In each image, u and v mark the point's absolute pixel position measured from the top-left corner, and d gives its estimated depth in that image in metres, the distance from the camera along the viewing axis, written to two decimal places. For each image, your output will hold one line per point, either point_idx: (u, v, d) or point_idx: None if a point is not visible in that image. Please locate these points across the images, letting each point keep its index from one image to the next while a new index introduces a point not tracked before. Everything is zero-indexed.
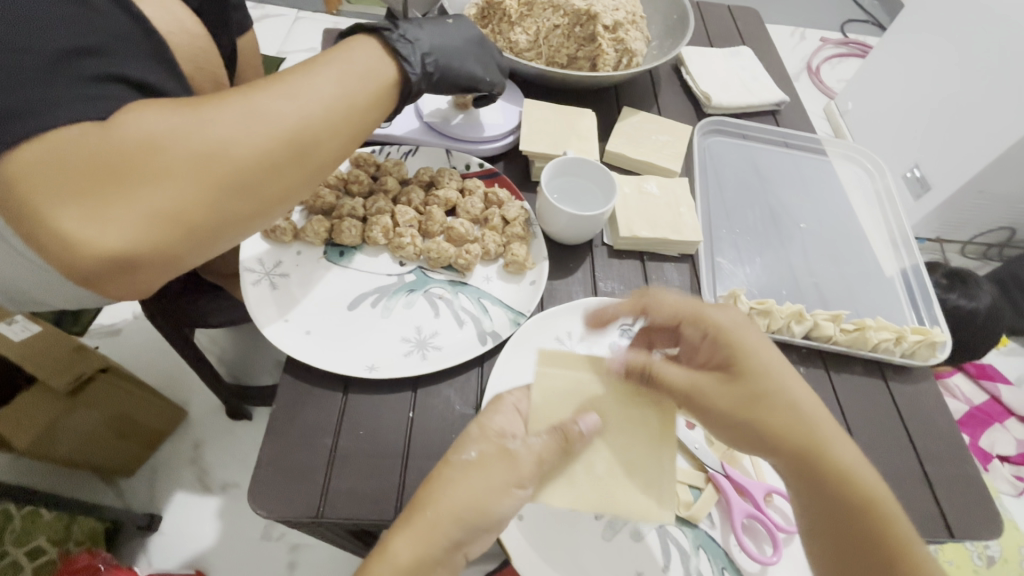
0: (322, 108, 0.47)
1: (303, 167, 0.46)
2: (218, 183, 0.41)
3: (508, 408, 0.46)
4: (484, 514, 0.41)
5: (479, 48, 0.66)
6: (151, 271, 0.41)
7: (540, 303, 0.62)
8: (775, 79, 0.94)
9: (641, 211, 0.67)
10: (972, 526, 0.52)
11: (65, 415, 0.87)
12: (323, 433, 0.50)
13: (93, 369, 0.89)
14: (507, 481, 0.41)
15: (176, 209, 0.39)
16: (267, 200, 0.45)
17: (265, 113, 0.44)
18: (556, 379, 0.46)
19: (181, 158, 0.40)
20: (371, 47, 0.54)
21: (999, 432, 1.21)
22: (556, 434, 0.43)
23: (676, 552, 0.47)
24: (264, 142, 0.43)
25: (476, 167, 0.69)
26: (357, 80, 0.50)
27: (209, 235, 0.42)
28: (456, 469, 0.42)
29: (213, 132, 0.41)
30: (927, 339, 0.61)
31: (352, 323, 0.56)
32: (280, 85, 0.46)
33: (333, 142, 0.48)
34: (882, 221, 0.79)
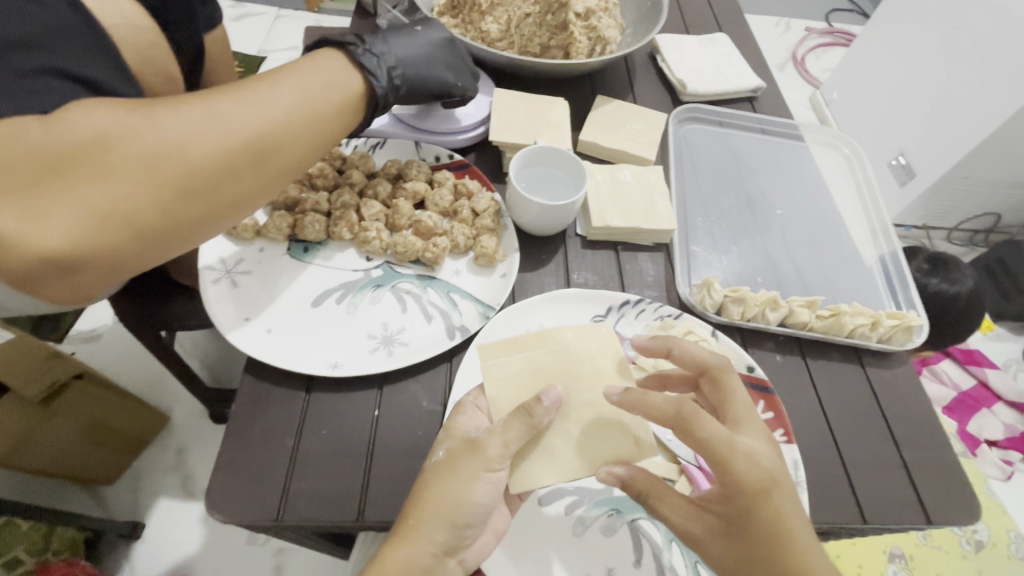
0: (286, 115, 0.46)
1: (264, 172, 0.46)
2: (171, 185, 0.40)
3: (469, 406, 0.47)
4: (462, 508, 0.41)
5: (450, 51, 0.64)
6: (97, 275, 0.40)
7: (511, 295, 0.61)
8: (753, 65, 0.93)
9: (614, 201, 0.66)
10: (951, 512, 0.52)
11: (40, 425, 0.85)
12: (284, 434, 0.48)
13: (68, 376, 0.87)
14: (476, 468, 0.42)
15: (124, 210, 0.38)
16: (224, 204, 0.44)
17: (224, 115, 0.43)
18: (504, 368, 0.48)
19: (132, 156, 0.38)
20: (338, 59, 0.53)
21: (987, 417, 1.21)
22: (520, 415, 0.43)
23: (648, 546, 0.46)
24: (221, 145, 0.42)
25: (446, 159, 0.68)
26: (323, 89, 0.50)
27: (160, 239, 0.41)
28: (431, 472, 0.42)
29: (169, 133, 0.40)
30: (903, 324, 0.59)
31: (315, 321, 0.54)
32: (242, 88, 0.45)
33: (297, 149, 0.47)
34: (860, 206, 0.78)
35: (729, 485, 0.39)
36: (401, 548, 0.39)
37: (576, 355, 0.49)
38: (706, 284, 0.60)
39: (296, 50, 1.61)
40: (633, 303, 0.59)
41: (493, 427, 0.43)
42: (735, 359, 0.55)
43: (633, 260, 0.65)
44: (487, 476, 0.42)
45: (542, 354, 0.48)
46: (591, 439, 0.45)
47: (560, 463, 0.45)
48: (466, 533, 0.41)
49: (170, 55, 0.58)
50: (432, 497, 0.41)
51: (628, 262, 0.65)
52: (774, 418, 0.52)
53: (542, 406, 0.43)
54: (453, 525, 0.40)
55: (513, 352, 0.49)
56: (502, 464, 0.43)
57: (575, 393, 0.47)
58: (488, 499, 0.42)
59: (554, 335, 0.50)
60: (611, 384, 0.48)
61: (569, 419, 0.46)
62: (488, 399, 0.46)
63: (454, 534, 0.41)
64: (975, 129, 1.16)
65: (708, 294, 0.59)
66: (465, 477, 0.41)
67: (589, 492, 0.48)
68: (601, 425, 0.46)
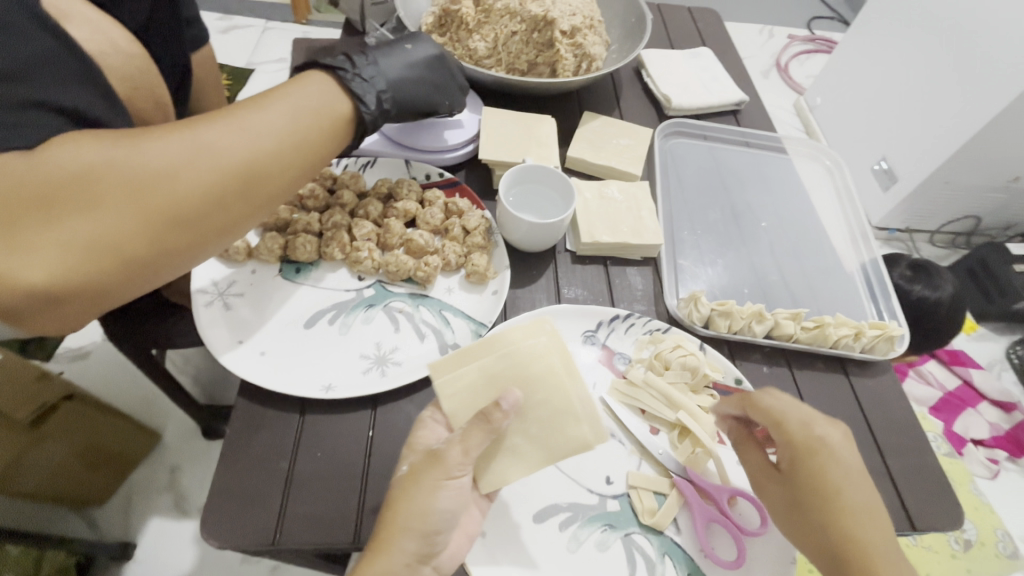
0: (274, 141, 0.47)
1: (253, 199, 0.46)
2: (158, 214, 0.40)
3: (427, 420, 0.48)
4: (427, 517, 0.42)
5: (439, 66, 0.63)
6: (83, 304, 0.40)
7: (503, 312, 0.61)
8: (736, 78, 0.95)
9: (603, 217, 0.67)
10: (935, 517, 0.53)
11: (32, 448, 0.84)
12: (279, 457, 0.49)
13: (56, 397, 0.88)
14: (438, 478, 0.43)
15: (111, 240, 0.38)
16: (212, 232, 0.44)
17: (212, 143, 0.43)
18: (455, 384, 0.47)
19: (120, 189, 0.39)
20: (327, 84, 0.53)
21: (972, 417, 1.24)
22: (478, 421, 0.44)
23: (641, 561, 0.47)
24: (209, 173, 0.43)
25: (437, 177, 0.69)
26: (311, 115, 0.50)
27: (147, 267, 0.41)
28: (397, 488, 0.44)
29: (156, 163, 0.41)
30: (885, 334, 0.61)
31: (309, 343, 0.55)
32: (229, 117, 0.46)
33: (285, 176, 0.48)
34: (841, 216, 0.80)
35: (785, 445, 0.47)
36: (377, 561, 0.41)
37: (526, 357, 0.48)
38: (695, 298, 0.61)
39: (286, 64, 1.61)
40: (623, 318, 0.60)
41: (452, 437, 0.44)
42: (723, 371, 0.56)
43: (621, 275, 0.66)
44: (450, 483, 0.44)
45: (494, 360, 0.48)
46: (549, 437, 0.47)
47: (528, 459, 0.47)
48: (436, 540, 0.43)
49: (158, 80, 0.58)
50: (401, 515, 0.42)
51: (617, 277, 0.66)
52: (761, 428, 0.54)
53: (500, 411, 0.44)
54: (423, 534, 0.42)
55: (463, 364, 0.48)
56: (463, 470, 0.44)
57: (528, 395, 0.48)
58: (453, 504, 0.44)
59: (502, 338, 0.49)
60: (564, 385, 0.48)
61: (528, 420, 0.47)
62: (447, 411, 0.47)
63: (423, 543, 0.43)
64: (955, 135, 1.19)
65: (695, 307, 0.61)
66: (428, 488, 0.43)
67: (583, 508, 0.49)
68: (559, 424, 0.47)
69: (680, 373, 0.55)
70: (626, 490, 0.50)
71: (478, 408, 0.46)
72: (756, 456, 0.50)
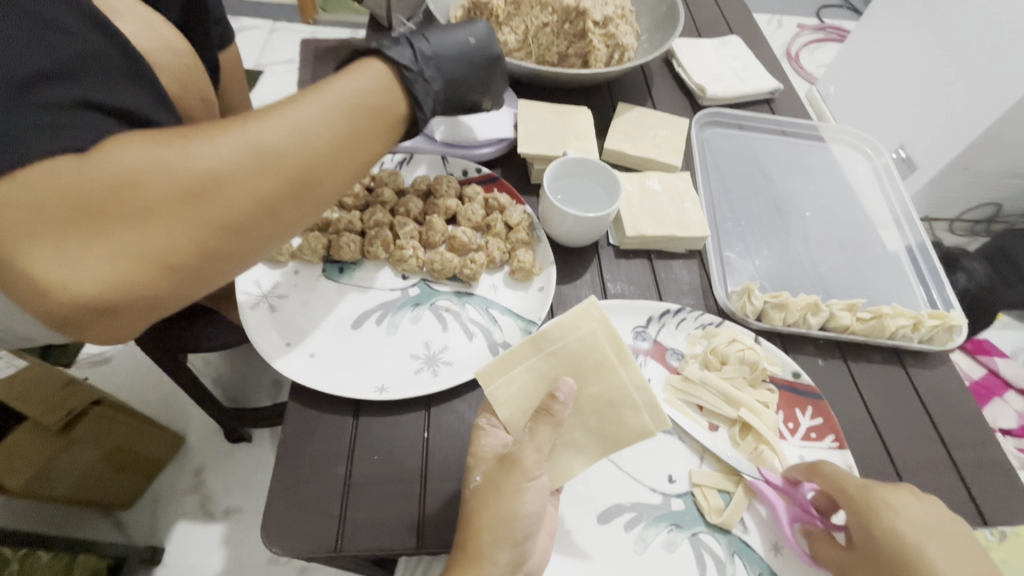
0: (329, 141, 0.41)
1: (306, 203, 0.41)
2: (210, 224, 0.36)
3: (489, 426, 0.47)
4: (517, 523, 0.41)
5: (491, 68, 0.60)
6: (132, 318, 0.36)
7: (550, 309, 0.60)
8: (766, 66, 0.93)
9: (646, 209, 0.66)
10: (1006, 511, 0.51)
11: (62, 452, 0.84)
12: (335, 461, 0.48)
13: (84, 403, 0.86)
14: (520, 482, 0.42)
15: (161, 254, 0.34)
16: (264, 239, 0.40)
17: (264, 143, 0.38)
18: (507, 387, 0.46)
19: (169, 196, 0.34)
20: (383, 74, 0.48)
21: (1000, 406, 1.21)
22: (540, 416, 0.44)
23: (711, 561, 0.46)
24: (261, 178, 0.38)
25: (474, 172, 0.67)
26: (366, 108, 0.45)
27: (199, 281, 0.37)
28: (474, 499, 0.43)
29: (206, 165, 0.36)
30: (945, 323, 0.59)
31: (357, 344, 0.53)
32: (282, 109, 0.41)
33: (339, 177, 0.43)
34: (885, 203, 0.78)
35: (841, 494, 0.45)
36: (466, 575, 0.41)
37: (575, 351, 0.47)
38: (747, 290, 0.60)
39: (295, 64, 1.60)
40: (674, 312, 0.58)
41: (521, 437, 0.44)
42: (780, 365, 0.55)
43: (667, 269, 0.65)
44: (533, 485, 0.43)
45: (541, 359, 0.47)
46: (611, 428, 0.46)
47: (588, 451, 0.46)
48: (525, 547, 0.42)
49: (199, 77, 0.57)
50: (487, 525, 0.41)
51: (662, 271, 0.64)
52: (824, 423, 0.52)
53: (559, 402, 0.44)
54: (514, 543, 0.41)
55: (513, 367, 0.47)
56: (541, 470, 0.44)
57: (583, 387, 0.47)
58: (538, 506, 0.43)
59: (548, 335, 0.47)
60: (616, 372, 0.47)
61: (584, 413, 0.46)
62: (503, 419, 0.46)
63: (514, 552, 0.42)
64: (976, 122, 1.16)
65: (749, 300, 0.59)
66: (511, 492, 0.42)
67: (647, 507, 0.48)
68: (618, 414, 0.46)
69: (739, 368, 0.54)
70: (689, 488, 0.49)
71: (534, 408, 0.46)
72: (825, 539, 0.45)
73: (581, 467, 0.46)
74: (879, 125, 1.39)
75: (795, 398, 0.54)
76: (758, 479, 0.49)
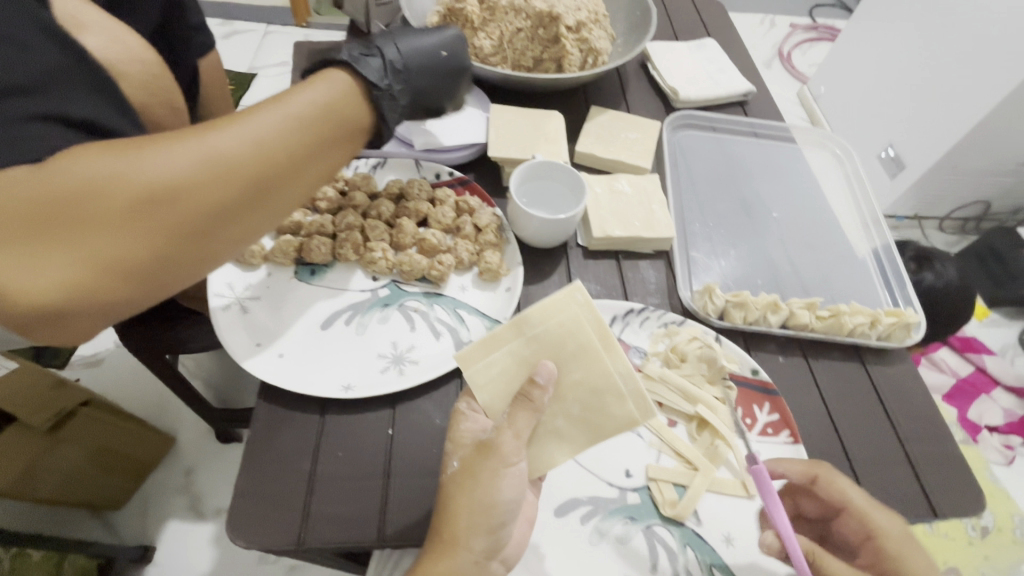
0: (286, 150, 0.43)
1: (265, 208, 0.43)
2: (169, 230, 0.37)
3: (467, 411, 0.49)
4: (494, 510, 0.44)
5: (459, 80, 0.62)
6: (93, 321, 0.38)
7: (517, 309, 0.62)
8: (741, 69, 0.94)
9: (614, 211, 0.67)
10: (957, 503, 0.53)
11: (48, 452, 0.85)
12: (301, 457, 0.49)
13: (73, 404, 0.87)
14: (496, 467, 0.44)
15: (120, 257, 0.36)
16: (224, 243, 0.42)
17: (222, 152, 0.40)
18: (487, 371, 0.47)
19: (127, 203, 0.36)
20: (346, 84, 0.50)
21: (986, 403, 1.22)
22: (521, 401, 0.45)
23: (663, 552, 0.47)
24: (218, 186, 0.39)
25: (447, 176, 0.69)
26: (326, 117, 0.47)
27: (158, 285, 0.39)
28: (451, 485, 0.45)
29: (164, 174, 0.37)
30: (902, 321, 0.61)
31: (326, 343, 0.55)
32: (241, 119, 0.42)
33: (297, 183, 0.45)
34: (853, 204, 0.79)
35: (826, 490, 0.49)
36: (441, 561, 0.42)
37: (557, 335, 0.47)
38: (708, 290, 0.62)
39: (288, 67, 1.62)
40: (638, 311, 0.59)
41: (501, 423, 0.45)
42: (740, 362, 0.56)
43: (634, 269, 0.66)
44: (510, 472, 0.45)
45: (522, 343, 0.47)
46: (594, 417, 0.47)
47: (572, 441, 0.47)
48: (502, 534, 0.45)
49: (169, 87, 0.58)
50: (463, 511, 0.43)
51: (629, 271, 0.66)
52: (779, 419, 0.54)
53: (537, 387, 0.45)
54: (490, 529, 0.44)
55: (493, 351, 0.47)
56: (520, 457, 0.45)
57: (565, 373, 0.47)
58: (515, 493, 0.45)
59: (528, 320, 0.47)
60: (602, 359, 0.47)
61: (567, 401, 0.47)
62: (482, 403, 0.47)
63: (491, 538, 0.44)
64: (960, 121, 1.17)
65: (710, 299, 0.61)
66: (487, 479, 0.44)
67: (604, 501, 0.49)
68: (601, 402, 0.47)
69: (697, 365, 0.55)
70: (645, 482, 0.50)
71: (514, 393, 0.46)
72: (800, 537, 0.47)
73: (564, 457, 0.47)
74: (866, 126, 1.40)
75: (753, 395, 0.55)
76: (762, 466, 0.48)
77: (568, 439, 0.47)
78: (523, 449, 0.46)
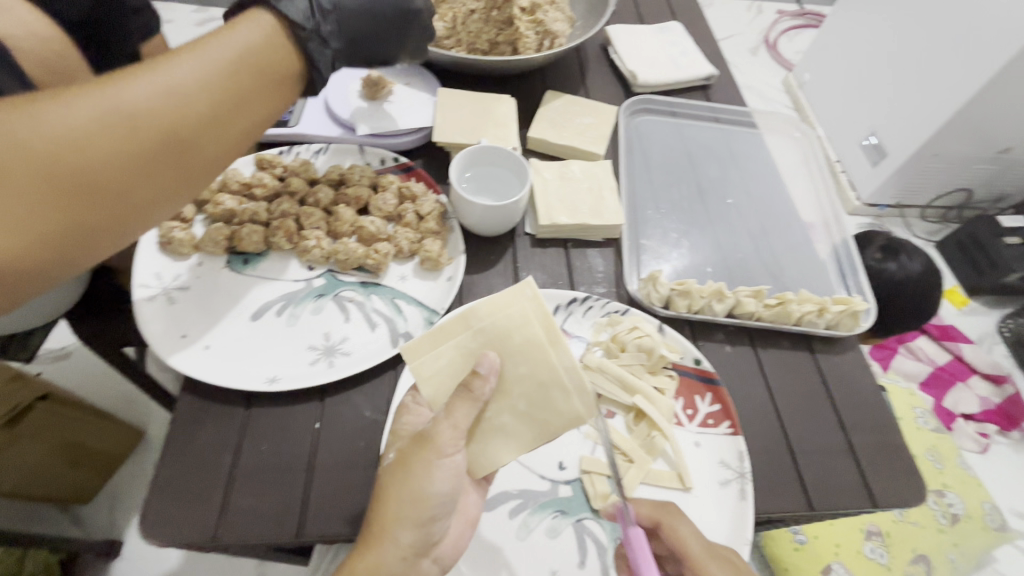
0: (197, 101, 0.43)
1: (185, 162, 0.43)
2: (79, 187, 0.38)
3: (411, 405, 0.46)
4: (426, 502, 0.41)
5: (401, 27, 0.59)
6: (19, 288, 0.38)
7: (458, 298, 0.60)
8: (707, 53, 0.92)
9: (562, 198, 0.65)
10: (897, 495, 0.52)
11: (9, 446, 0.81)
12: (222, 451, 0.48)
13: (31, 398, 0.81)
14: (430, 458, 0.41)
15: (28, 214, 0.37)
16: (145, 198, 0.42)
17: (128, 104, 0.40)
18: (431, 365, 0.43)
19: (27, 160, 0.36)
20: (265, 26, 0.48)
21: (963, 392, 1.21)
22: (461, 393, 0.41)
23: (593, 548, 0.46)
24: (126, 141, 0.40)
25: (391, 162, 0.67)
26: (243, 63, 0.46)
27: (80, 246, 0.40)
28: (386, 476, 0.42)
29: (66, 131, 0.38)
30: (850, 309, 0.60)
31: (256, 335, 0.53)
32: (150, 71, 0.42)
33: (218, 135, 0.45)
34: (814, 193, 0.78)
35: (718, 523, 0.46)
36: (367, 556, 0.40)
37: (504, 329, 0.43)
38: (653, 279, 0.60)
39: None
40: (581, 301, 0.58)
41: (439, 415, 0.42)
42: (682, 352, 0.55)
43: (582, 257, 0.64)
44: (445, 463, 0.42)
45: (469, 336, 0.44)
46: (539, 414, 0.43)
47: (519, 437, 0.43)
48: (434, 528, 0.42)
49: None
50: (393, 504, 0.41)
51: (577, 259, 0.64)
52: (721, 410, 0.53)
53: (479, 378, 0.41)
54: (418, 523, 0.41)
55: (441, 342, 0.44)
56: (457, 448, 0.42)
57: (510, 367, 0.43)
58: (451, 485, 0.42)
59: (476, 311, 0.44)
60: (548, 355, 0.43)
61: (512, 396, 0.43)
62: (426, 396, 0.43)
63: (420, 533, 0.42)
64: (938, 107, 1.14)
65: (654, 287, 0.59)
66: (421, 471, 0.41)
67: (535, 494, 0.48)
68: (547, 398, 0.43)
69: (636, 355, 0.54)
70: (579, 475, 0.49)
71: (457, 385, 0.43)
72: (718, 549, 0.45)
73: (511, 457, 0.44)
74: (846, 114, 1.37)
75: (692, 385, 0.54)
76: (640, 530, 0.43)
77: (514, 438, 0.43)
78: (462, 440, 0.42)
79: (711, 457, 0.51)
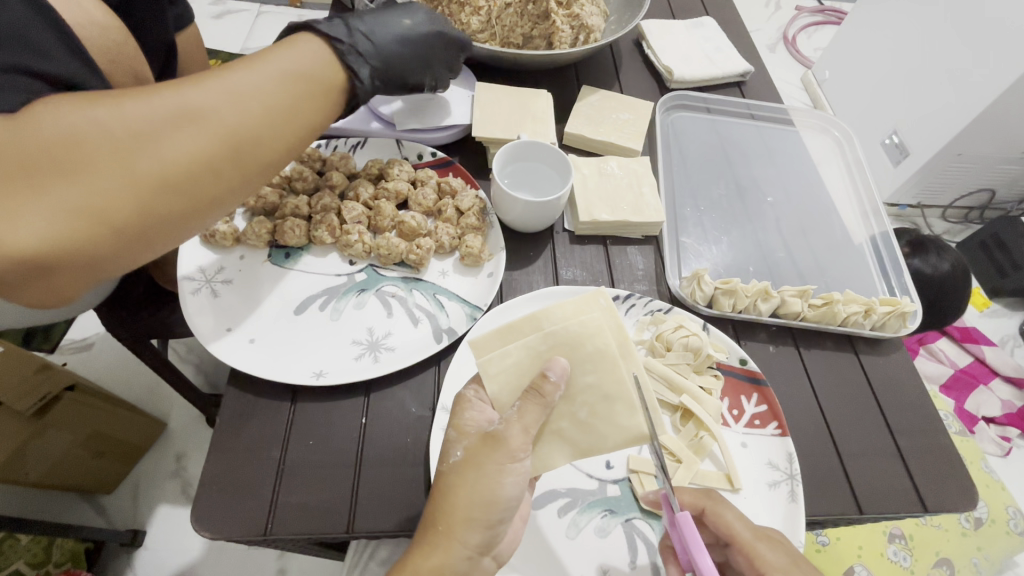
0: (260, 109, 0.43)
1: (243, 167, 0.43)
2: (148, 177, 0.38)
3: (473, 400, 0.45)
4: (494, 506, 0.40)
5: (434, 52, 0.62)
6: (80, 274, 0.38)
7: (498, 295, 0.59)
8: (740, 50, 0.90)
9: (601, 194, 0.64)
10: (947, 499, 0.51)
11: (33, 440, 0.78)
12: (271, 446, 0.48)
13: (59, 388, 0.79)
14: (502, 461, 0.40)
15: (100, 210, 0.37)
16: (203, 199, 0.42)
17: (200, 110, 0.41)
18: (497, 364, 0.43)
19: (102, 155, 0.37)
20: (316, 49, 0.50)
21: (984, 395, 1.18)
22: (529, 394, 0.41)
23: (643, 546, 0.46)
24: (197, 138, 0.40)
25: (429, 157, 0.66)
26: (301, 83, 0.47)
27: (130, 242, 0.39)
28: (452, 474, 0.41)
29: (139, 133, 0.38)
30: (897, 310, 0.59)
31: (299, 330, 0.53)
32: (214, 80, 0.43)
33: (276, 144, 0.45)
34: (853, 193, 0.76)
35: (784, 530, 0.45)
36: (433, 555, 0.39)
37: (574, 333, 0.43)
38: (697, 277, 0.60)
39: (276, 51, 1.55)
40: (624, 298, 0.57)
41: (508, 415, 0.41)
42: (728, 351, 0.54)
43: (622, 254, 0.64)
44: (514, 467, 0.41)
45: (537, 338, 0.43)
46: (598, 419, 0.43)
47: (576, 442, 0.43)
48: (498, 531, 0.41)
49: (130, 58, 0.57)
50: (459, 504, 0.40)
51: (617, 256, 0.64)
52: (768, 410, 0.52)
53: (549, 382, 0.41)
54: (487, 524, 0.40)
55: (508, 341, 0.44)
56: (525, 451, 0.41)
57: (577, 375, 0.43)
58: (517, 490, 0.41)
59: (547, 314, 0.44)
60: (617, 366, 0.43)
61: (575, 402, 0.43)
62: (489, 395, 0.43)
63: (487, 534, 0.40)
64: (964, 106, 1.11)
65: (698, 286, 0.59)
66: (490, 472, 0.40)
67: (582, 493, 0.48)
68: (610, 406, 0.43)
69: (683, 354, 0.53)
70: (626, 474, 0.49)
71: (524, 386, 0.42)
72: (786, 554, 0.43)
73: (564, 460, 0.43)
74: (870, 112, 1.33)
75: (737, 385, 0.54)
76: (688, 514, 0.42)
77: (573, 436, 0.43)
78: (530, 443, 0.42)
79: (758, 458, 0.50)
